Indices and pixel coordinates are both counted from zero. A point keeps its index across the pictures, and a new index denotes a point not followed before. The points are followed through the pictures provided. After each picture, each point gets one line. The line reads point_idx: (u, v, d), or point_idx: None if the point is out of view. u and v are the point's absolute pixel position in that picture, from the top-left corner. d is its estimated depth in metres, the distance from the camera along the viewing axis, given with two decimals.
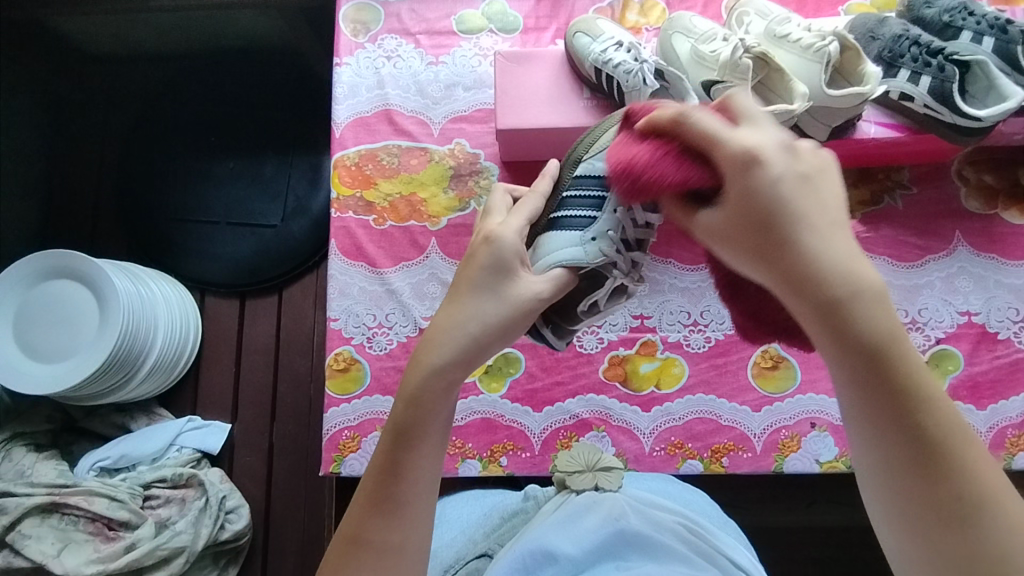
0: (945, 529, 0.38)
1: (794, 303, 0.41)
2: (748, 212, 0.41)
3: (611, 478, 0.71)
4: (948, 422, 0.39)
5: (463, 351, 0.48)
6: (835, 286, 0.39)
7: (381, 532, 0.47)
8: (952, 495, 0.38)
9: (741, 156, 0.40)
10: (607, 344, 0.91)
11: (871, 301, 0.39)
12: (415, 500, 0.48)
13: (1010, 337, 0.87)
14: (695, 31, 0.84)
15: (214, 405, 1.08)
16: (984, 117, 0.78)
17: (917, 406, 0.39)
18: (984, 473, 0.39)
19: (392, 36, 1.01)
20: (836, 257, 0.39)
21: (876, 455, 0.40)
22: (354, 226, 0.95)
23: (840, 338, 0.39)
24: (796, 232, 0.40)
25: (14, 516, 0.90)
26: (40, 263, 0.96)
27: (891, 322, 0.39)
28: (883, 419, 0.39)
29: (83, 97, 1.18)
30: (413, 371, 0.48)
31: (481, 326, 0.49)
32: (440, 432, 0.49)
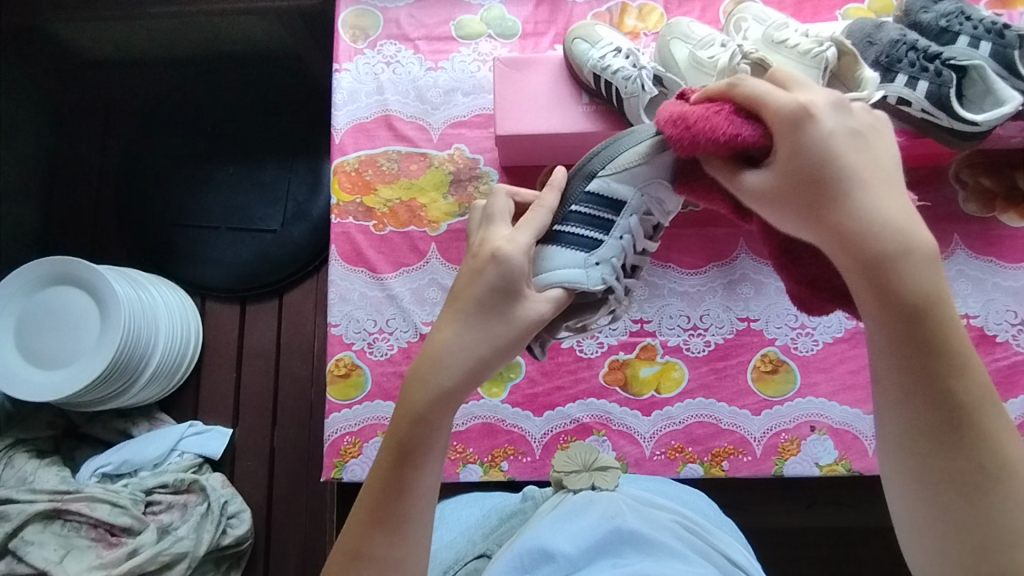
0: (967, 494, 0.39)
1: (841, 257, 0.42)
2: (801, 168, 0.43)
3: (607, 476, 0.71)
4: (979, 390, 0.40)
5: (465, 371, 0.48)
6: (882, 240, 0.40)
7: (382, 547, 0.48)
8: (974, 461, 0.39)
9: (794, 111, 0.43)
10: (607, 349, 0.91)
11: (918, 259, 0.40)
12: (419, 513, 0.49)
13: (1009, 340, 0.87)
14: (693, 37, 0.85)
15: (216, 410, 1.08)
16: (982, 121, 0.79)
17: (952, 373, 0.40)
18: (1008, 447, 0.40)
19: (392, 42, 1.01)
20: (887, 214, 0.41)
21: (900, 422, 0.41)
22: (354, 232, 0.95)
23: (884, 297, 0.40)
24: (850, 182, 0.41)
25: (17, 523, 0.90)
26: (42, 269, 0.97)
27: (936, 285, 0.40)
28: (915, 384, 0.40)
29: (83, 103, 1.18)
30: (417, 388, 0.48)
31: (484, 344, 0.49)
32: (442, 448, 0.49)
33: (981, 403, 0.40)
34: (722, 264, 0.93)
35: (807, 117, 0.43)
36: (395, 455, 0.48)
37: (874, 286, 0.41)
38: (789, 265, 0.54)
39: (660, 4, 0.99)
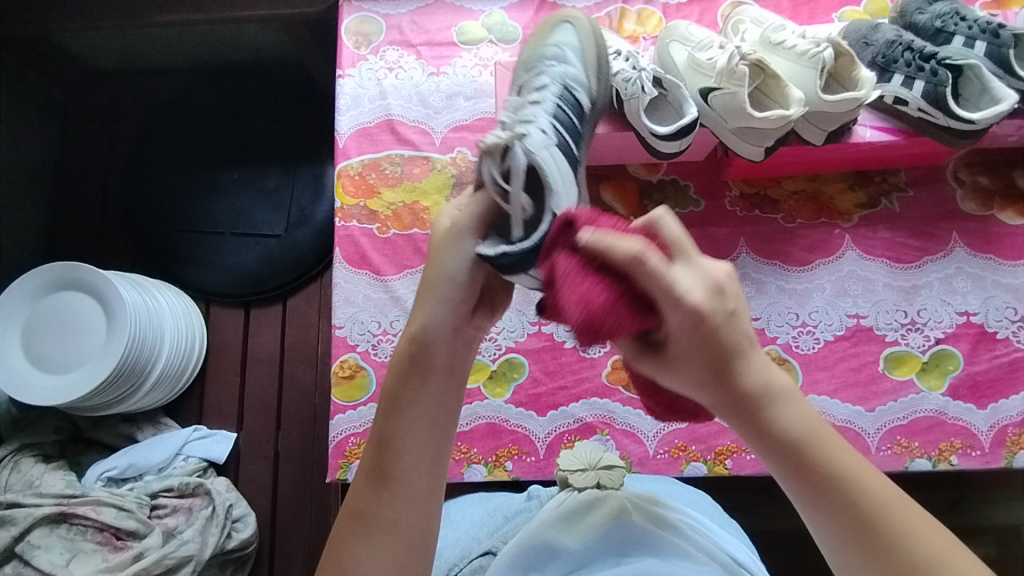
0: None
1: (732, 410, 0.48)
2: (707, 343, 0.45)
3: (613, 475, 0.70)
4: (879, 504, 0.45)
5: (426, 322, 0.55)
6: (755, 395, 0.47)
7: (377, 504, 0.53)
8: (899, 563, 0.43)
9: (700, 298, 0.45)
10: (610, 348, 0.92)
11: (783, 401, 0.47)
12: (406, 470, 0.54)
13: (1009, 336, 0.88)
14: (691, 39, 0.85)
15: (221, 415, 1.09)
16: (977, 119, 0.80)
17: (851, 491, 0.45)
18: (925, 542, 0.44)
19: (395, 48, 1.03)
20: (759, 372, 0.47)
21: (835, 540, 0.46)
22: (358, 234, 0.96)
23: (765, 439, 0.47)
24: (737, 342, 0.46)
25: (23, 527, 0.89)
26: (50, 275, 0.98)
27: (802, 422, 0.47)
28: (824, 510, 0.46)
29: (90, 111, 1.20)
30: (397, 347, 0.56)
31: (433, 278, 0.55)
32: (424, 406, 0.55)
33: (885, 509, 0.45)
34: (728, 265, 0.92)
35: (701, 317, 0.44)
36: (383, 417, 0.55)
37: (756, 430, 0.48)
38: (649, 392, 0.54)
39: (659, 8, 1.00)
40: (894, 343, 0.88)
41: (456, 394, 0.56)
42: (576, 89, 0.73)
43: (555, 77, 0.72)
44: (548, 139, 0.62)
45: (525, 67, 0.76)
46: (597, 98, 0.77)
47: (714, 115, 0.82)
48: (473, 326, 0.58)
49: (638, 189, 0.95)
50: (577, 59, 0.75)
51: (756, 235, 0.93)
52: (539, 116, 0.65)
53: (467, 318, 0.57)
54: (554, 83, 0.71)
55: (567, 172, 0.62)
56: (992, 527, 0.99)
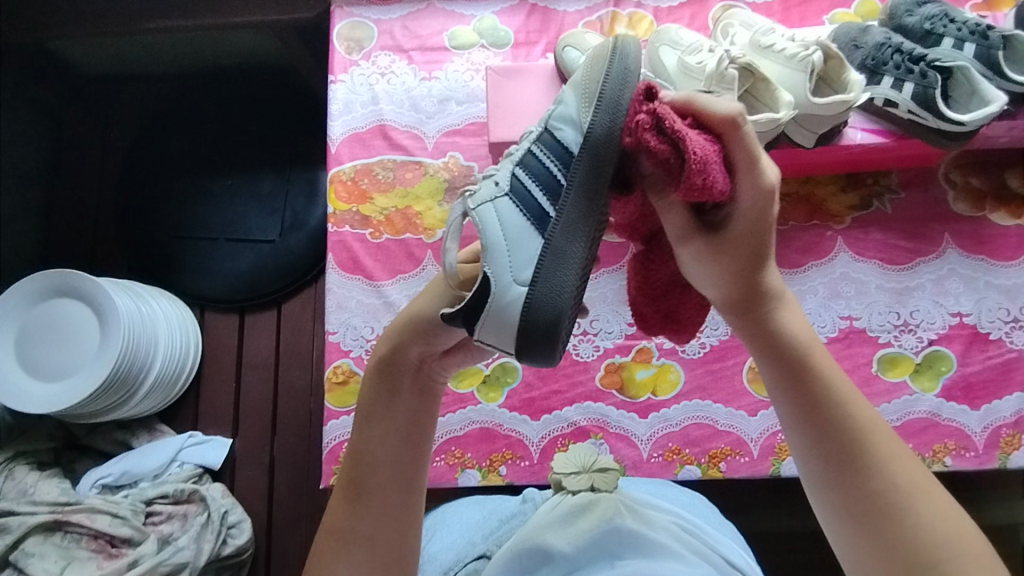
0: (881, 516, 0.44)
1: (741, 309, 0.48)
2: (756, 231, 0.46)
3: (607, 478, 0.71)
4: (868, 427, 0.45)
5: (393, 344, 0.56)
6: (767, 296, 0.48)
7: (351, 520, 0.54)
8: (879, 485, 0.44)
9: (763, 188, 0.45)
10: (603, 352, 0.92)
11: (791, 308, 0.48)
12: (378, 490, 0.54)
13: (1002, 337, 0.87)
14: (681, 43, 0.85)
15: (216, 421, 1.09)
16: (967, 121, 0.80)
17: (843, 405, 0.46)
18: (905, 475, 0.44)
19: (386, 53, 1.03)
20: (774, 280, 0.48)
21: (819, 458, 0.46)
22: (351, 240, 0.96)
23: (769, 343, 0.47)
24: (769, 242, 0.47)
25: (18, 535, 0.89)
26: (43, 282, 0.98)
27: (804, 334, 0.48)
28: (819, 425, 0.46)
29: (83, 117, 1.20)
30: (369, 366, 0.58)
31: (412, 318, 0.55)
32: (395, 428, 0.55)
33: (874, 429, 0.46)
34: None
35: (770, 198, 0.46)
36: (358, 434, 0.56)
37: (764, 334, 0.48)
38: (658, 289, 0.54)
39: (650, 12, 1.01)
40: (887, 345, 0.88)
41: (428, 413, 0.56)
42: (563, 128, 0.53)
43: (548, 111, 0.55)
44: (498, 189, 0.53)
45: None
46: (596, 126, 0.49)
47: None
48: (447, 360, 0.57)
49: None
50: (571, 85, 0.54)
51: None
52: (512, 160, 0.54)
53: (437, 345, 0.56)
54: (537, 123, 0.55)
55: (520, 229, 0.50)
56: (988, 527, 0.98)
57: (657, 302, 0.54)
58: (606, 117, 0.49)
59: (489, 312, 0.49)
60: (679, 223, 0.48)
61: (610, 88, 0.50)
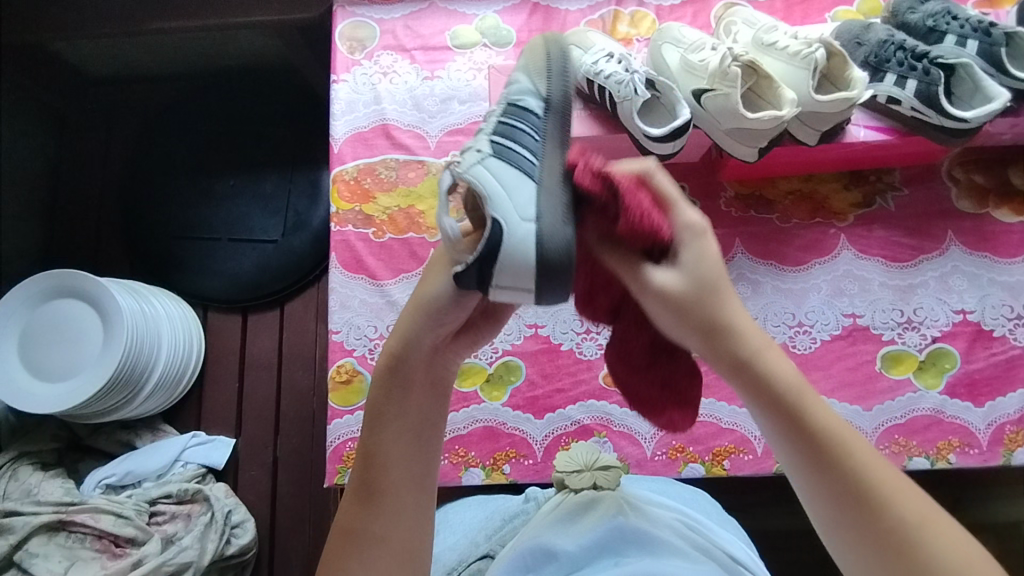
0: (898, 559, 0.43)
1: (717, 358, 0.48)
2: (706, 275, 0.47)
3: (609, 476, 0.70)
4: (864, 470, 0.44)
5: (406, 339, 0.55)
6: (745, 342, 0.47)
7: (367, 521, 0.54)
8: (888, 528, 0.43)
9: (693, 225, 0.49)
10: (607, 350, 0.92)
11: (771, 352, 0.47)
12: (394, 486, 0.54)
13: (1006, 334, 0.87)
14: (684, 41, 0.85)
15: (220, 420, 1.09)
16: (970, 118, 0.80)
17: (839, 450, 0.45)
18: (912, 510, 0.43)
19: (389, 52, 1.03)
20: (744, 319, 0.47)
21: (829, 504, 0.45)
22: (354, 239, 0.96)
23: (759, 389, 0.46)
24: (725, 282, 0.48)
25: (21, 535, 0.89)
26: (47, 283, 0.98)
27: (790, 377, 0.46)
28: (822, 472, 0.45)
29: (86, 117, 1.20)
30: (378, 363, 0.56)
31: (419, 305, 0.54)
32: (408, 423, 0.55)
33: (874, 470, 0.44)
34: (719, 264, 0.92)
35: (704, 230, 0.49)
36: (368, 432, 0.56)
37: (754, 386, 0.47)
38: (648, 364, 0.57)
39: (652, 10, 1.01)
40: (891, 342, 0.88)
41: (440, 409, 0.57)
42: (523, 98, 0.55)
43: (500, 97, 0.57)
44: (482, 149, 0.51)
45: None
46: (554, 93, 0.55)
47: (708, 116, 0.82)
48: (456, 347, 0.57)
49: None
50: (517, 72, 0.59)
51: (751, 235, 0.93)
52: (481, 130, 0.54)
53: (448, 338, 0.56)
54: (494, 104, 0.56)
55: (514, 176, 0.49)
56: (992, 525, 0.98)
57: (644, 373, 0.57)
58: (559, 86, 0.56)
59: (502, 259, 0.46)
60: (627, 265, 0.49)
61: (555, 64, 0.57)
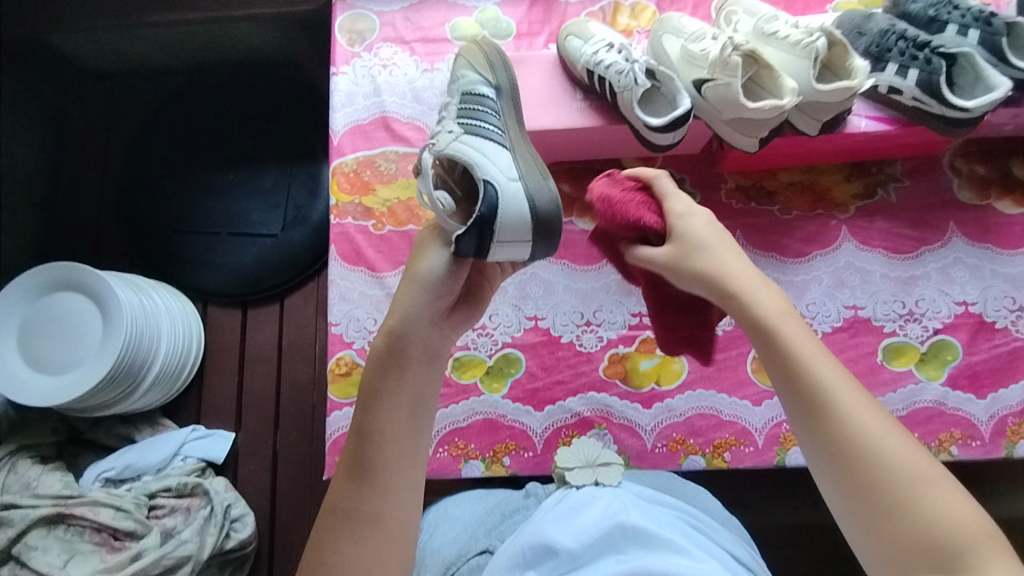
0: (855, 461, 0.47)
1: (711, 292, 0.56)
2: (695, 236, 0.58)
3: (610, 473, 0.73)
4: (828, 384, 0.50)
5: (405, 315, 0.57)
6: (730, 279, 0.55)
7: (358, 499, 0.54)
8: (847, 433, 0.48)
9: (677, 209, 0.61)
10: (607, 342, 0.91)
11: (759, 286, 0.55)
12: (386, 465, 0.55)
13: (1008, 326, 0.87)
14: (684, 31, 0.84)
15: (219, 414, 1.08)
16: (971, 107, 0.79)
17: (809, 365, 0.51)
18: (872, 423, 0.48)
19: (388, 45, 1.03)
20: (733, 263, 0.56)
21: (797, 413, 0.51)
22: (353, 232, 0.96)
23: (743, 316, 0.54)
24: (715, 242, 0.58)
25: (20, 528, 0.90)
26: (47, 276, 0.98)
27: (773, 307, 0.54)
28: (789, 382, 0.51)
29: (86, 111, 1.20)
30: (376, 341, 0.58)
31: (416, 279, 0.57)
32: (403, 400, 0.56)
33: (840, 384, 0.50)
34: None
35: (690, 211, 0.60)
36: (362, 410, 0.56)
37: (741, 313, 0.54)
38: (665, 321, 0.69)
39: (652, 2, 1.00)
40: (892, 334, 0.88)
41: (435, 385, 0.58)
42: (477, 95, 0.69)
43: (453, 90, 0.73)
44: (455, 137, 0.61)
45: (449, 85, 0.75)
46: (501, 82, 0.70)
47: (708, 106, 0.81)
48: (451, 324, 0.60)
49: None
50: (465, 74, 0.71)
51: (752, 227, 0.93)
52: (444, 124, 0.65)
53: (441, 313, 0.59)
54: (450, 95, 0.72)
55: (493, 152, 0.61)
56: (995, 519, 0.98)
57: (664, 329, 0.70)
58: (504, 76, 0.71)
59: (500, 219, 0.56)
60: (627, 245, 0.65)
61: (497, 66, 0.72)
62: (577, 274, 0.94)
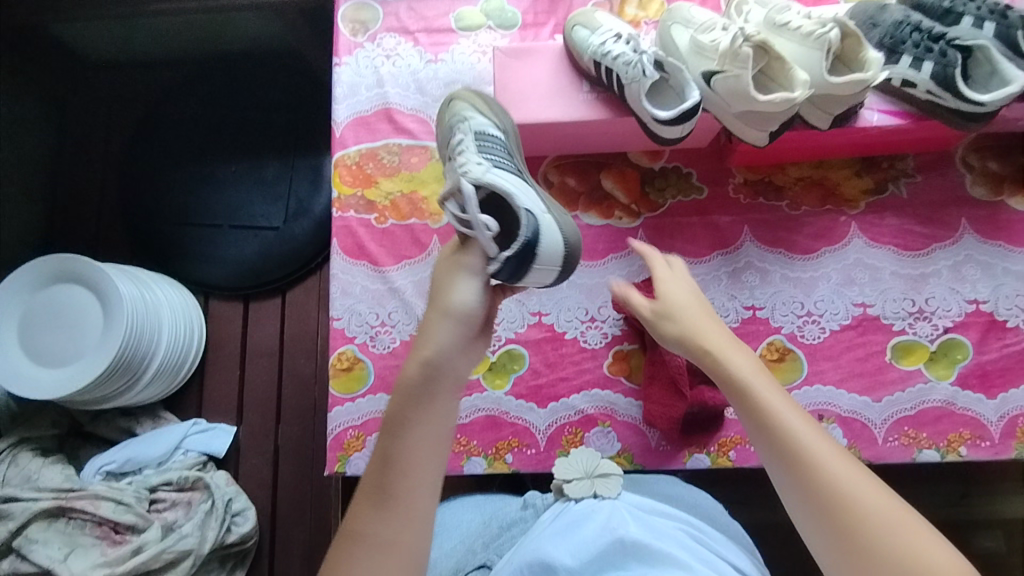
0: (848, 527, 0.51)
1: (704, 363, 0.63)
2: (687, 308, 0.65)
3: (609, 484, 0.69)
4: (819, 457, 0.54)
5: (439, 341, 0.56)
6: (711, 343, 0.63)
7: (376, 524, 0.53)
8: (840, 505, 0.52)
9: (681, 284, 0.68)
10: (611, 339, 0.90)
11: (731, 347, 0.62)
12: (408, 493, 0.54)
13: (1020, 325, 0.86)
14: (694, 21, 0.83)
15: (221, 408, 1.08)
16: (988, 101, 0.77)
17: (798, 441, 0.55)
18: (862, 491, 0.52)
19: (392, 35, 1.01)
20: (717, 332, 0.63)
21: (794, 488, 0.54)
22: (355, 225, 0.95)
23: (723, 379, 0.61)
24: (705, 317, 0.65)
25: (21, 521, 0.89)
26: (47, 268, 0.97)
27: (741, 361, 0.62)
28: (779, 458, 0.56)
29: (87, 100, 1.19)
30: (407, 369, 0.57)
31: (451, 304, 0.57)
32: (430, 427, 0.56)
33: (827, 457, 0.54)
34: (727, 252, 0.90)
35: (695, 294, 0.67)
36: (388, 434, 0.56)
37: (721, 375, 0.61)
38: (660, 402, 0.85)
39: None
40: (901, 332, 0.86)
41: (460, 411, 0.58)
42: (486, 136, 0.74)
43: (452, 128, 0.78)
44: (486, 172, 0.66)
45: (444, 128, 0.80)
46: (506, 127, 0.78)
47: (718, 99, 0.80)
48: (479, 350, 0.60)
49: (640, 176, 0.93)
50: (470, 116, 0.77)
51: (760, 223, 0.91)
52: (467, 159, 0.70)
53: (476, 347, 0.59)
54: (451, 132, 0.77)
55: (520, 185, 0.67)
56: (1002, 519, 0.97)
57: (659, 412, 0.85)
58: (505, 122, 0.79)
59: (540, 250, 0.63)
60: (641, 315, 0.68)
61: (497, 113, 0.79)
62: (582, 268, 0.92)
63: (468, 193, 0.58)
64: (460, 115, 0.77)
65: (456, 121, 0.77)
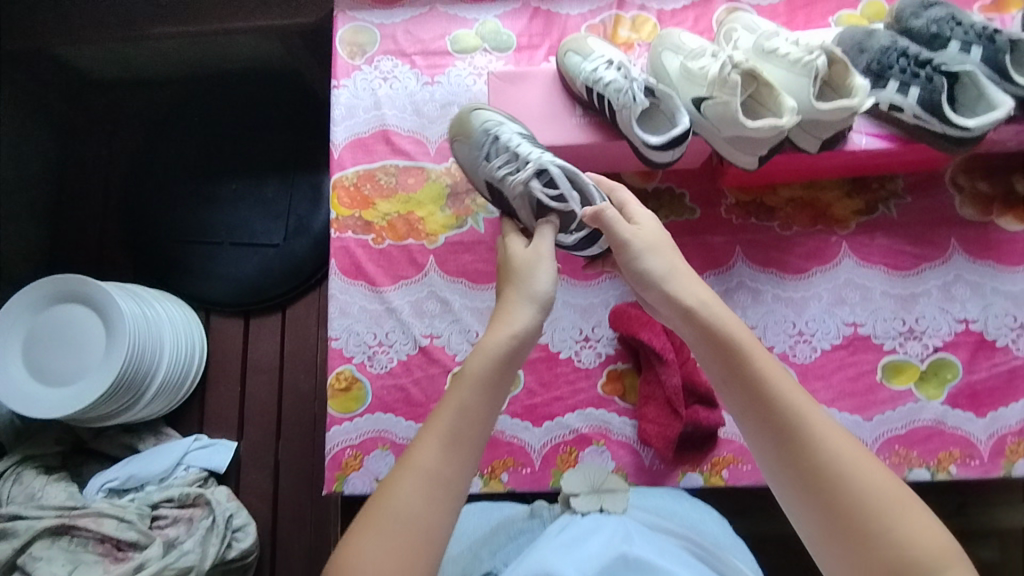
0: (817, 483, 0.49)
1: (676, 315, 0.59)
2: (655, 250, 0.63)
3: (616, 500, 0.71)
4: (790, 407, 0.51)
5: (524, 303, 0.59)
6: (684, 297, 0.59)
7: (438, 460, 0.51)
8: (809, 458, 0.49)
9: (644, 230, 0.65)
10: (605, 359, 0.91)
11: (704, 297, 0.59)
12: (475, 438, 0.52)
13: (1009, 344, 0.87)
14: (683, 48, 0.84)
15: (222, 424, 1.09)
16: (973, 127, 0.79)
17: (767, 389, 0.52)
18: (834, 444, 0.49)
19: (389, 57, 1.03)
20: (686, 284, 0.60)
21: (762, 439, 0.52)
22: (353, 246, 0.96)
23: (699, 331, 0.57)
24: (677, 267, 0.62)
25: (26, 539, 0.90)
26: (52, 288, 0.98)
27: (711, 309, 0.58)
28: (750, 407, 0.53)
29: (90, 120, 1.20)
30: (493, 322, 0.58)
31: (539, 277, 0.61)
32: (505, 379, 0.55)
33: (802, 408, 0.51)
34: (719, 273, 0.91)
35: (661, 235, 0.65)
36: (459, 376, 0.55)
37: (693, 324, 0.58)
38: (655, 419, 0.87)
39: (653, 14, 1.00)
40: (892, 352, 0.87)
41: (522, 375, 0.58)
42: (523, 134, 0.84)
43: (484, 134, 0.85)
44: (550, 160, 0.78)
45: (468, 136, 0.86)
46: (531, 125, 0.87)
47: (707, 123, 0.81)
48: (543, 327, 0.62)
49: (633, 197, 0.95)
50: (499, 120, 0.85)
51: (752, 243, 0.92)
52: (524, 154, 0.80)
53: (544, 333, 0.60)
54: (490, 135, 0.83)
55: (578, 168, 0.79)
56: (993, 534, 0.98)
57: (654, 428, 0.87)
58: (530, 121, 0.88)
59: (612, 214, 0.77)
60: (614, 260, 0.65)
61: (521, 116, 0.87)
62: (576, 289, 0.94)
63: (558, 175, 0.75)
64: (485, 122, 0.85)
65: (484, 127, 0.85)
